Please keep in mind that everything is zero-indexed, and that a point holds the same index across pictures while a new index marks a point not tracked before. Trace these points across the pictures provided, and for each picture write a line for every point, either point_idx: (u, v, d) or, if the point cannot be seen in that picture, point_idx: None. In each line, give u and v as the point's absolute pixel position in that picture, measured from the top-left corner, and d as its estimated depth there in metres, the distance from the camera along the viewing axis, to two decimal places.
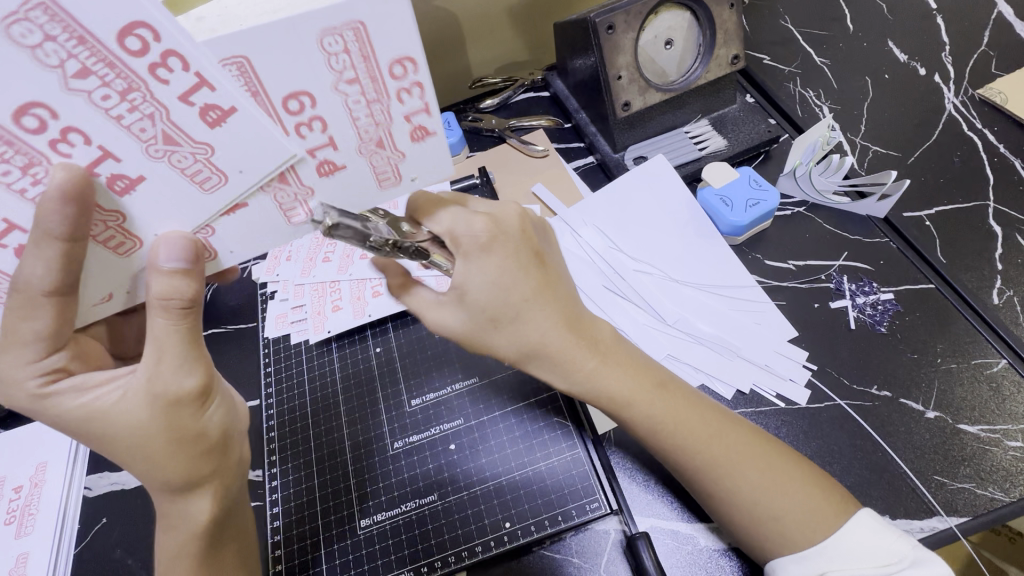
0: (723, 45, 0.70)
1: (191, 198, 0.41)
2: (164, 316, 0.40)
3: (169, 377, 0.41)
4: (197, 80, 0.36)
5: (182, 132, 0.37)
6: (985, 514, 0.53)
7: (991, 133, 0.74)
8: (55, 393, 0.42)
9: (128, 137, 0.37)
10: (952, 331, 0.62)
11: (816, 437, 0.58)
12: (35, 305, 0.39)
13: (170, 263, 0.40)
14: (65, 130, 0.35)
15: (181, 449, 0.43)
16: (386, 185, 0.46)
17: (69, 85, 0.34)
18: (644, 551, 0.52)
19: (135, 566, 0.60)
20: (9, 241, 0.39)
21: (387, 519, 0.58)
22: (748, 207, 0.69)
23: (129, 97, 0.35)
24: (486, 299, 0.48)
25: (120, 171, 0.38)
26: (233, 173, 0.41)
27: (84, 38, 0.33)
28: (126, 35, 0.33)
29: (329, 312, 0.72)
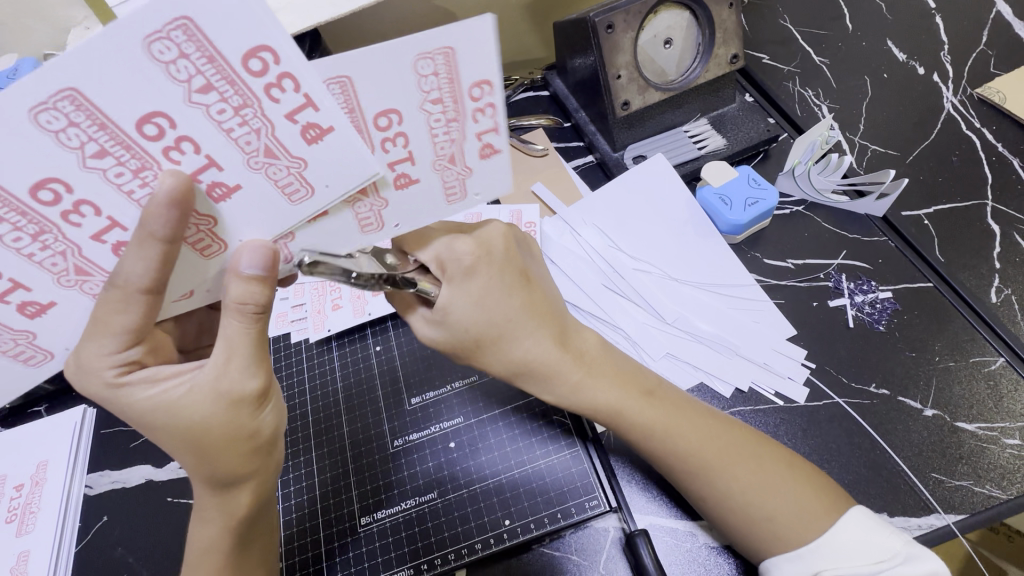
0: (722, 45, 0.71)
1: (280, 210, 0.41)
2: (238, 319, 0.41)
3: (236, 377, 0.42)
4: (305, 101, 0.36)
5: (282, 147, 0.38)
6: (983, 511, 0.53)
7: (990, 132, 0.74)
8: (128, 383, 0.42)
9: (234, 149, 0.37)
10: (950, 329, 0.62)
11: (815, 435, 0.59)
12: (130, 300, 0.39)
13: (249, 268, 0.40)
14: (179, 138, 0.35)
15: (236, 447, 0.43)
16: (453, 201, 0.46)
17: (190, 98, 0.34)
18: (642, 548, 0.52)
19: (136, 564, 0.61)
20: (110, 238, 0.39)
21: (388, 517, 0.59)
22: (747, 205, 0.69)
23: (243, 112, 0.36)
24: (470, 320, 0.50)
25: (220, 180, 0.38)
26: (319, 188, 0.40)
27: (213, 57, 0.33)
28: (251, 56, 0.34)
29: (329, 311, 0.72)
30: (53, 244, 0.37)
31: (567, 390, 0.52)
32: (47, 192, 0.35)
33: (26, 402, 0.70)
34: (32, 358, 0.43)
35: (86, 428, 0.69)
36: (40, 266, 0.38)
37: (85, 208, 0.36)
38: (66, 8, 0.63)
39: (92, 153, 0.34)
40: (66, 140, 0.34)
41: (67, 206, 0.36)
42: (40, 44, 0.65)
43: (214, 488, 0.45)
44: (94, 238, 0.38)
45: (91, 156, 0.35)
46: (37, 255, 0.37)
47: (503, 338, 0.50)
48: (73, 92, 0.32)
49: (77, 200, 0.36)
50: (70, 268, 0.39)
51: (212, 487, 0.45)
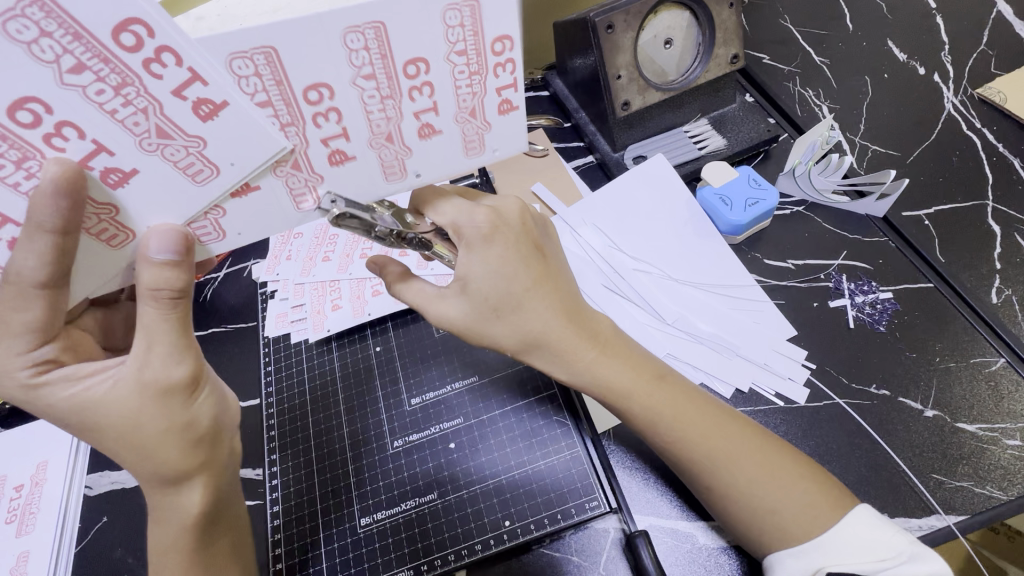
0: (723, 45, 0.71)
1: (185, 192, 0.42)
2: (153, 305, 0.41)
3: (158, 366, 0.42)
4: (191, 75, 0.37)
5: (173, 126, 0.39)
6: (984, 512, 0.53)
7: (990, 133, 0.74)
8: (46, 383, 0.42)
9: (122, 131, 0.38)
10: (951, 330, 0.62)
11: (816, 436, 0.58)
12: (29, 298, 0.40)
13: (160, 254, 0.41)
14: (60, 124, 0.36)
15: (169, 440, 0.43)
16: (392, 178, 0.47)
17: (63, 81, 0.35)
18: (642, 549, 0.52)
19: (135, 565, 0.61)
20: (2, 235, 0.40)
21: (388, 518, 0.59)
22: (747, 206, 0.69)
23: (124, 92, 0.37)
24: (487, 288, 0.49)
25: (114, 165, 0.39)
26: (224, 166, 0.41)
27: (80, 34, 0.34)
28: (121, 31, 0.34)
29: (329, 312, 0.72)
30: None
31: (583, 368, 0.52)
32: None
33: None
34: None
35: None
36: None
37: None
38: None
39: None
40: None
41: None
42: None
43: (162, 488, 0.44)
44: None
45: None
46: None
47: (516, 315, 0.50)
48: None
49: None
50: None
51: (161, 487, 0.45)
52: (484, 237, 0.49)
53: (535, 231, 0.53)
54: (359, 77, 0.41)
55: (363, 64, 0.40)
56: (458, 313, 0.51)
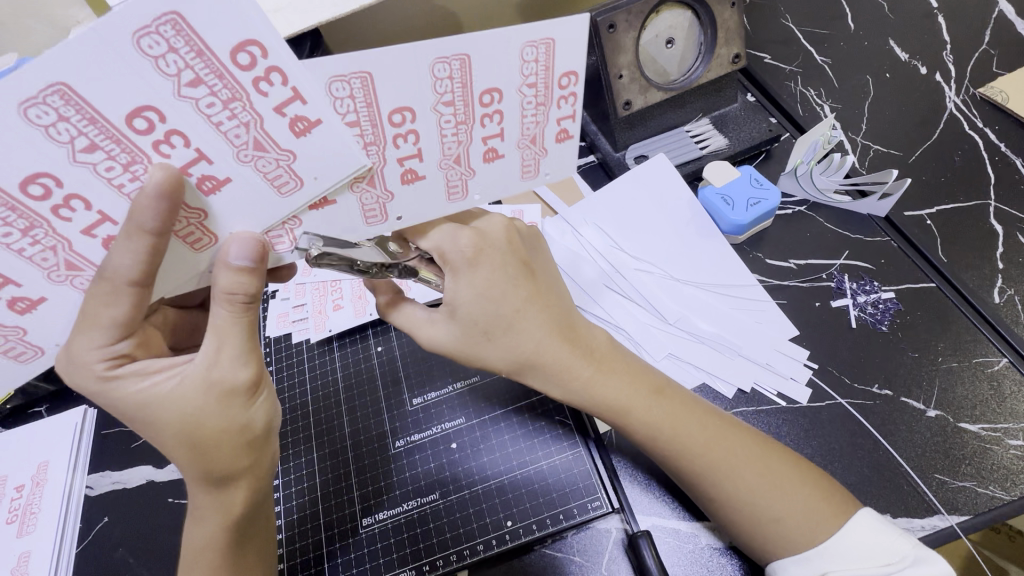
0: (724, 44, 0.70)
1: (270, 203, 0.41)
2: (227, 308, 0.41)
3: (227, 368, 0.42)
4: (293, 94, 0.37)
5: (271, 140, 0.38)
6: (987, 512, 0.53)
7: (992, 132, 0.74)
8: (119, 376, 0.41)
9: (223, 143, 0.37)
10: (953, 330, 0.62)
11: (817, 436, 0.58)
12: (119, 294, 0.39)
13: (239, 260, 0.40)
14: (169, 132, 0.36)
15: (228, 440, 0.43)
16: (454, 199, 0.48)
17: (181, 93, 0.35)
18: (645, 549, 0.52)
19: (136, 565, 0.61)
20: (99, 233, 0.39)
21: (388, 518, 0.59)
22: (749, 206, 0.68)
23: (232, 106, 0.36)
24: (475, 311, 0.50)
25: (210, 173, 0.38)
26: (308, 180, 0.41)
27: (202, 51, 0.33)
28: (239, 50, 0.34)
29: (330, 311, 0.72)
30: (43, 240, 0.37)
31: (578, 387, 0.52)
32: (37, 186, 0.35)
33: (26, 403, 0.70)
34: (22, 354, 0.42)
35: (87, 428, 0.68)
36: (30, 261, 0.38)
37: (76, 203, 0.37)
38: (66, 7, 0.63)
39: (82, 148, 0.35)
40: (56, 135, 0.34)
41: (57, 201, 0.36)
42: (40, 44, 0.65)
43: (211, 488, 0.45)
44: (84, 232, 0.38)
45: (81, 150, 0.35)
46: (27, 250, 0.37)
47: (509, 337, 0.51)
48: (63, 87, 0.32)
49: (67, 194, 0.36)
50: (60, 263, 0.39)
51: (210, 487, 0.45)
52: (469, 263, 0.50)
53: (523, 248, 0.54)
54: (440, 103, 0.41)
55: (445, 92, 0.41)
56: (446, 336, 0.52)
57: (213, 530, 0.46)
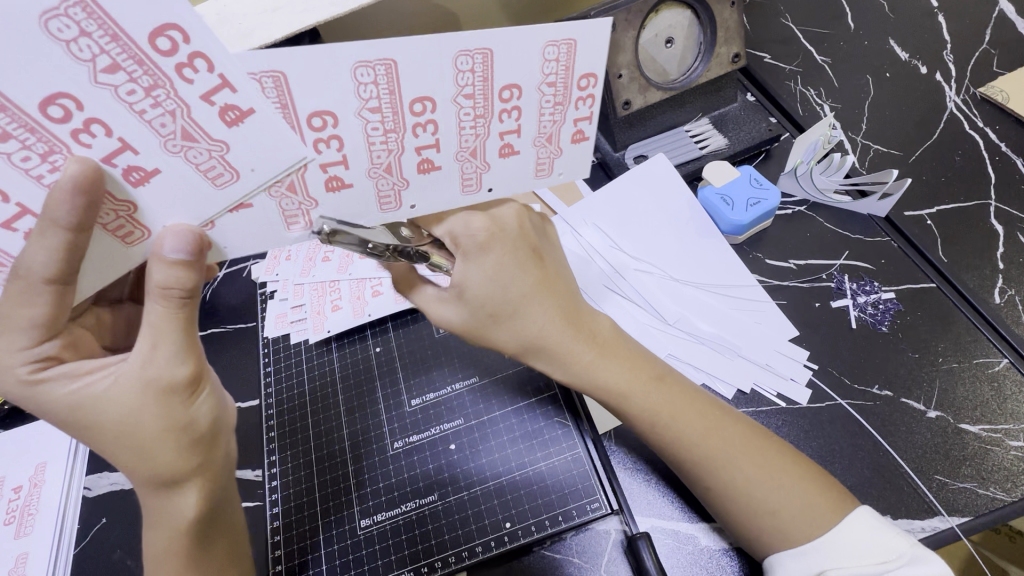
0: (724, 44, 0.70)
1: (203, 194, 0.40)
2: (162, 303, 0.41)
3: (163, 364, 0.42)
4: (221, 82, 0.36)
5: (202, 130, 0.37)
6: (987, 514, 0.53)
7: (993, 132, 0.73)
8: (46, 379, 0.41)
9: (148, 132, 0.36)
10: (953, 331, 0.61)
11: (817, 437, 0.58)
12: (36, 292, 0.39)
13: (173, 253, 0.40)
14: (88, 121, 0.35)
15: (169, 440, 0.43)
16: (467, 191, 0.48)
17: (97, 79, 0.34)
18: (644, 551, 0.52)
19: (135, 567, 0.61)
20: (20, 226, 0.38)
21: (387, 519, 0.58)
22: (749, 205, 0.68)
23: (154, 93, 0.35)
24: (483, 295, 0.50)
25: (137, 164, 0.38)
26: (245, 172, 0.40)
27: (117, 35, 0.32)
28: (158, 35, 0.33)
29: (329, 311, 0.72)
30: None
31: (581, 370, 0.52)
32: None
33: None
34: None
35: None
36: None
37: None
38: None
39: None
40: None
41: None
42: None
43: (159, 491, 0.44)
44: (1, 226, 0.38)
45: None
46: None
47: (515, 321, 0.51)
48: None
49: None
50: None
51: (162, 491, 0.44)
52: (482, 245, 0.50)
53: (533, 235, 0.54)
54: (461, 95, 0.41)
55: (466, 84, 0.41)
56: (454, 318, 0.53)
57: None
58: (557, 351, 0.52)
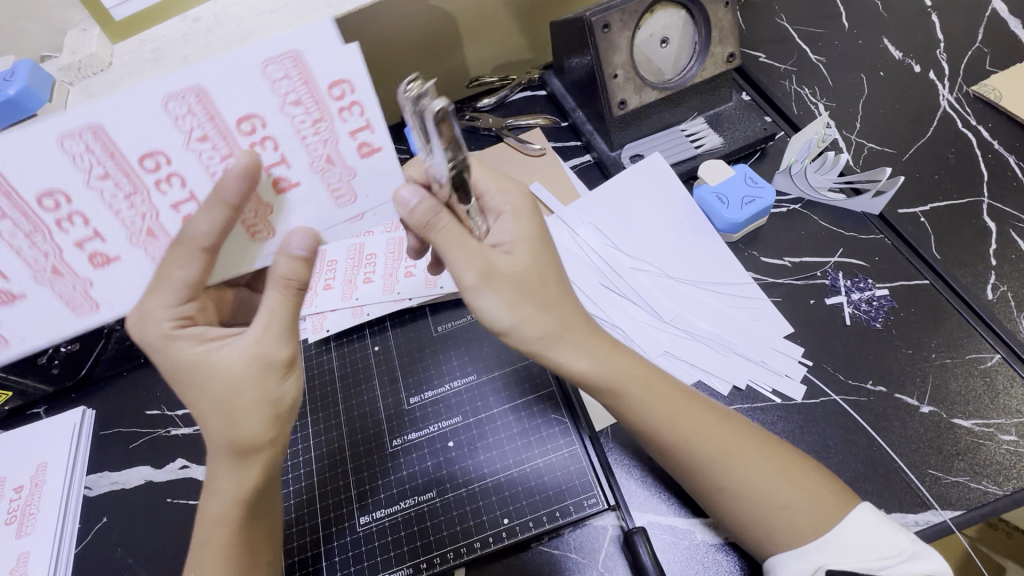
0: (719, 44, 0.71)
1: (326, 211, 0.48)
2: (280, 291, 0.46)
3: (272, 344, 0.46)
4: (366, 123, 0.45)
5: (341, 157, 0.46)
6: (980, 507, 0.53)
7: (985, 130, 0.74)
8: (179, 336, 0.45)
9: (304, 152, 0.45)
10: (945, 326, 0.62)
11: (811, 431, 0.59)
12: (190, 256, 0.43)
13: (299, 249, 0.45)
14: (265, 137, 0.44)
15: (260, 413, 0.46)
16: (430, 287, 0.71)
17: (283, 108, 0.43)
18: (639, 546, 0.52)
19: (135, 565, 0.61)
20: (184, 211, 0.45)
21: (386, 516, 0.59)
22: (744, 204, 0.69)
23: (318, 125, 0.44)
24: (524, 237, 0.50)
25: (286, 176, 0.46)
26: (361, 198, 0.48)
27: (309, 80, 0.43)
28: (335, 85, 0.43)
29: (319, 290, 0.73)
30: (138, 206, 0.44)
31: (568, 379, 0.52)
32: (150, 161, 0.43)
33: (26, 404, 0.71)
34: (78, 307, 0.47)
35: (86, 428, 0.69)
36: (120, 220, 0.45)
37: (174, 180, 0.44)
38: (60, 9, 0.63)
39: (196, 137, 0.43)
40: (182, 125, 0.42)
41: (161, 175, 0.44)
42: (35, 45, 0.65)
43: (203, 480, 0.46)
44: (172, 207, 0.45)
45: (195, 139, 0.43)
46: (123, 211, 0.44)
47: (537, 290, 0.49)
48: (197, 89, 0.41)
49: (170, 171, 0.44)
50: (143, 229, 0.45)
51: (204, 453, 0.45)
52: (521, 212, 0.52)
53: None
54: None
55: None
56: (504, 266, 0.48)
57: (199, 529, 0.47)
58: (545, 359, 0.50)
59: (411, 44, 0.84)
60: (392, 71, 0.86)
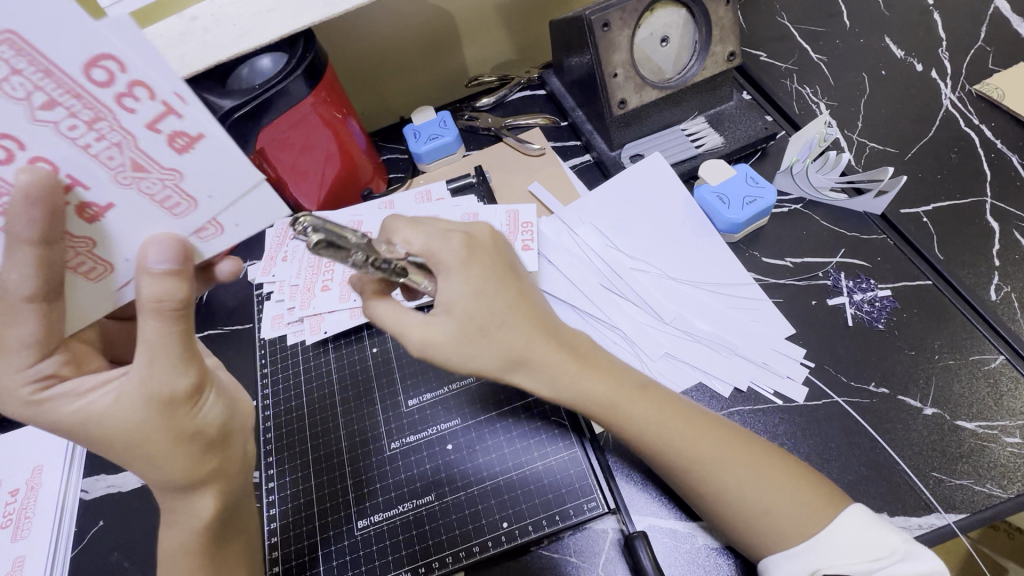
0: (719, 43, 0.70)
1: (162, 224, 0.43)
2: (158, 319, 0.41)
3: (162, 380, 0.42)
4: (164, 108, 0.39)
5: (149, 159, 0.40)
6: (984, 510, 0.53)
7: (989, 129, 0.73)
8: (50, 398, 0.43)
9: (97, 166, 0.39)
10: (948, 328, 0.61)
11: (812, 435, 0.58)
12: (16, 311, 0.40)
13: (158, 264, 0.41)
14: (33, 159, 0.37)
15: (178, 449, 0.44)
16: None
17: (37, 116, 0.36)
18: (640, 550, 0.52)
19: (131, 568, 0.60)
20: None
21: (384, 520, 0.58)
22: (745, 204, 0.68)
23: (97, 126, 0.38)
24: (470, 307, 0.50)
25: (90, 199, 0.40)
26: (201, 198, 0.43)
27: (50, 71, 0.35)
28: (92, 67, 0.36)
29: (317, 291, 0.72)
30: None
31: (566, 381, 0.51)
32: None
33: None
34: None
35: None
36: None
37: None
38: None
39: None
40: None
41: None
42: None
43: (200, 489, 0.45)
44: None
45: None
46: None
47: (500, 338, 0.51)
48: None
49: None
50: None
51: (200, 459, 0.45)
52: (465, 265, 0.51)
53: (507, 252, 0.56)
54: None
55: None
56: (442, 338, 0.50)
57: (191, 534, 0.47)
58: (509, 380, 0.52)
59: (409, 43, 0.83)
60: (391, 70, 0.86)
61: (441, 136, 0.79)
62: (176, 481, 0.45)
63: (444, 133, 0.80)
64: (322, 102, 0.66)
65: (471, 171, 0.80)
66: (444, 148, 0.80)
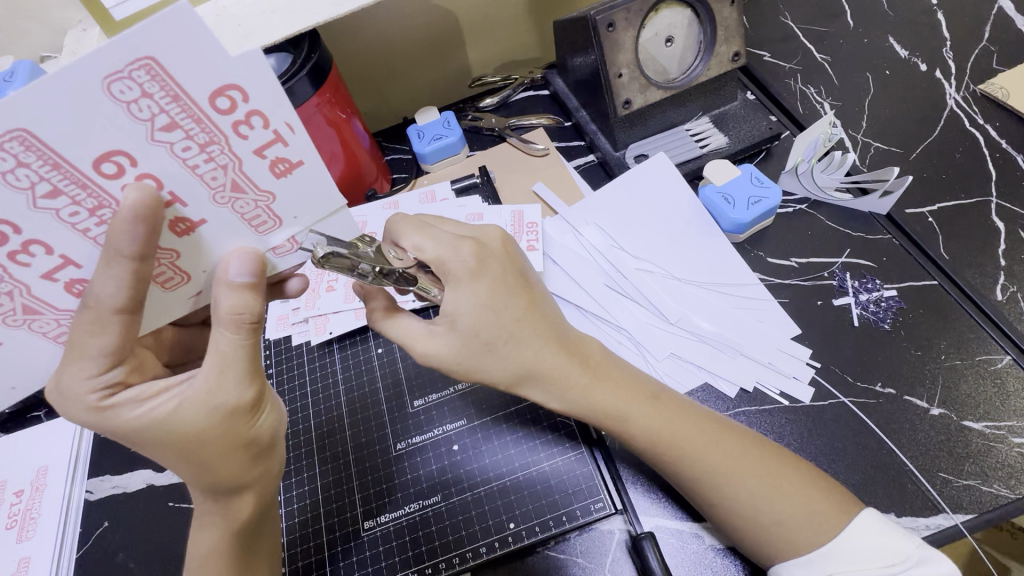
0: (724, 42, 0.69)
1: (246, 240, 0.42)
2: (231, 330, 0.41)
3: (230, 388, 0.43)
4: (274, 136, 0.37)
5: (250, 182, 0.38)
6: (993, 510, 0.53)
7: (993, 129, 0.73)
8: (117, 404, 0.42)
9: (199, 185, 0.37)
10: (954, 328, 0.61)
11: (819, 435, 0.58)
12: (104, 321, 0.39)
13: (239, 276, 0.41)
14: (141, 175, 0.36)
15: (234, 455, 0.44)
16: None
17: (154, 137, 0.34)
18: (648, 551, 0.52)
19: (136, 569, 0.60)
20: (61, 276, 0.39)
21: (391, 520, 0.58)
22: (750, 205, 0.68)
23: (209, 149, 0.36)
24: (476, 320, 0.50)
25: (183, 215, 0.39)
26: (288, 219, 0.42)
27: (178, 96, 0.33)
28: (218, 94, 0.34)
29: (321, 291, 0.72)
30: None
31: (572, 389, 0.52)
32: None
33: (26, 407, 0.70)
34: None
35: (87, 433, 0.68)
36: None
37: (35, 248, 0.36)
38: (57, 8, 0.62)
39: (43, 193, 0.34)
40: (19, 183, 0.33)
41: (15, 246, 0.36)
42: (33, 44, 0.64)
43: (210, 491, 0.46)
44: (44, 276, 0.38)
45: (43, 196, 0.34)
46: None
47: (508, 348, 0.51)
48: (22, 133, 0.31)
49: (27, 240, 0.36)
50: (17, 308, 0.39)
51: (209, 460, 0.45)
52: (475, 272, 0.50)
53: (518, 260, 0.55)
54: None
55: None
56: (450, 348, 0.50)
57: (200, 536, 0.47)
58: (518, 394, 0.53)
59: (412, 44, 0.83)
60: (394, 71, 0.85)
61: (445, 136, 0.79)
62: (219, 483, 0.45)
63: (448, 133, 0.80)
64: (326, 102, 0.66)
65: (475, 171, 0.80)
66: (448, 149, 0.80)
